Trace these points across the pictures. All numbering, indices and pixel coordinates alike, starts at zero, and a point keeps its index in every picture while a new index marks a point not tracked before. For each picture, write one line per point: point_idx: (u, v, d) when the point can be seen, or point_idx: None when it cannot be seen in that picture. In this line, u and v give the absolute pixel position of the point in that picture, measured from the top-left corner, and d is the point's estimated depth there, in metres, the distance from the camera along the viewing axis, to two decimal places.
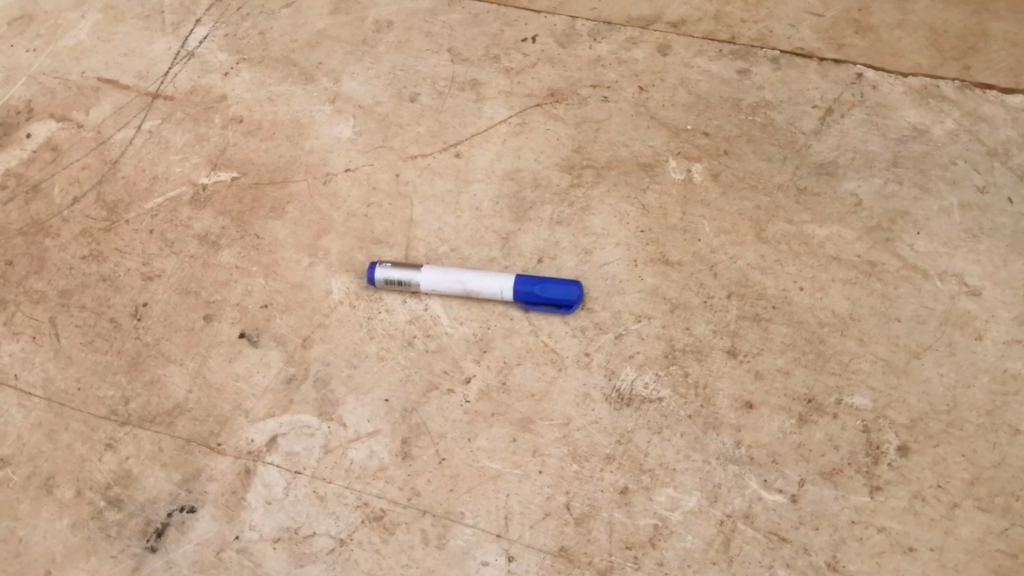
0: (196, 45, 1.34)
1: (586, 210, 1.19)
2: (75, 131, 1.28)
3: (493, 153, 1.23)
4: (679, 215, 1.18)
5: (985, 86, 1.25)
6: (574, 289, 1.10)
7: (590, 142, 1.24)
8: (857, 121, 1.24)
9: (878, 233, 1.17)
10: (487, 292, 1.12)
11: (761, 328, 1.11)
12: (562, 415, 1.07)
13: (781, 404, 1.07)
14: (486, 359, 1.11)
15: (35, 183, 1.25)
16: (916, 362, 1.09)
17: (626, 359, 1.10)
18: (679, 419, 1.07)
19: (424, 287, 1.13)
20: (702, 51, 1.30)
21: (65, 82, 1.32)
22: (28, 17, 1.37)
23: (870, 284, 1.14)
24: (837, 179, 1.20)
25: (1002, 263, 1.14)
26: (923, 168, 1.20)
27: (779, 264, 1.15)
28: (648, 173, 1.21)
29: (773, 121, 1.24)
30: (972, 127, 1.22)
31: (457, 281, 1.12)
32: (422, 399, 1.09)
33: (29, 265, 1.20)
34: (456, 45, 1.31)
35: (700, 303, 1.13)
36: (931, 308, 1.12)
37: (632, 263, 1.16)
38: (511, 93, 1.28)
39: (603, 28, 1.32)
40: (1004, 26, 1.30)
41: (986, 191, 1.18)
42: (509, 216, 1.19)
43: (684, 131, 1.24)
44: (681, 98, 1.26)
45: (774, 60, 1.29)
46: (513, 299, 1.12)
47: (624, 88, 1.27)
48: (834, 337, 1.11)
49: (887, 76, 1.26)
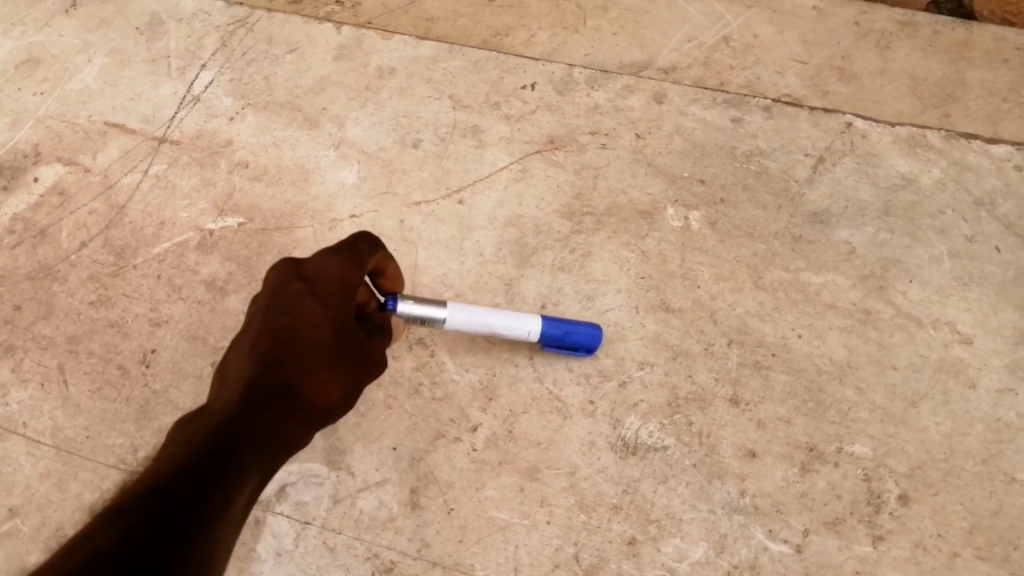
0: (202, 88, 1.35)
1: (587, 256, 1.22)
2: (82, 175, 1.30)
3: (495, 200, 1.26)
4: (678, 262, 1.21)
5: (970, 135, 1.28)
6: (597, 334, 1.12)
7: (589, 189, 1.26)
8: (848, 170, 1.26)
9: (872, 281, 1.20)
10: (513, 334, 1.10)
11: (762, 375, 1.15)
12: (569, 464, 1.11)
13: (784, 452, 1.11)
14: (493, 408, 1.14)
15: (42, 228, 1.26)
16: (913, 411, 1.13)
17: (631, 408, 1.14)
18: (685, 468, 1.11)
19: (447, 324, 1.07)
20: (696, 99, 1.31)
21: (72, 126, 1.33)
22: (34, 60, 1.39)
23: (866, 332, 1.17)
24: (831, 228, 1.23)
25: (991, 311, 1.18)
26: (914, 217, 1.23)
27: (777, 311, 1.18)
28: (647, 220, 1.24)
29: (767, 169, 1.27)
30: (958, 177, 1.25)
31: (483, 321, 1.08)
32: (430, 447, 1.13)
33: (36, 310, 1.21)
34: (458, 91, 1.33)
35: (702, 350, 1.16)
36: (926, 356, 1.16)
37: (633, 309, 1.19)
38: (512, 139, 1.30)
39: (600, 75, 1.33)
40: (980, 75, 1.34)
41: (974, 240, 1.22)
42: (511, 262, 1.22)
43: (681, 178, 1.26)
44: (678, 145, 1.28)
45: (766, 108, 1.31)
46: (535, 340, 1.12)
47: (622, 135, 1.29)
48: (833, 386, 1.15)
49: (875, 125, 1.29)
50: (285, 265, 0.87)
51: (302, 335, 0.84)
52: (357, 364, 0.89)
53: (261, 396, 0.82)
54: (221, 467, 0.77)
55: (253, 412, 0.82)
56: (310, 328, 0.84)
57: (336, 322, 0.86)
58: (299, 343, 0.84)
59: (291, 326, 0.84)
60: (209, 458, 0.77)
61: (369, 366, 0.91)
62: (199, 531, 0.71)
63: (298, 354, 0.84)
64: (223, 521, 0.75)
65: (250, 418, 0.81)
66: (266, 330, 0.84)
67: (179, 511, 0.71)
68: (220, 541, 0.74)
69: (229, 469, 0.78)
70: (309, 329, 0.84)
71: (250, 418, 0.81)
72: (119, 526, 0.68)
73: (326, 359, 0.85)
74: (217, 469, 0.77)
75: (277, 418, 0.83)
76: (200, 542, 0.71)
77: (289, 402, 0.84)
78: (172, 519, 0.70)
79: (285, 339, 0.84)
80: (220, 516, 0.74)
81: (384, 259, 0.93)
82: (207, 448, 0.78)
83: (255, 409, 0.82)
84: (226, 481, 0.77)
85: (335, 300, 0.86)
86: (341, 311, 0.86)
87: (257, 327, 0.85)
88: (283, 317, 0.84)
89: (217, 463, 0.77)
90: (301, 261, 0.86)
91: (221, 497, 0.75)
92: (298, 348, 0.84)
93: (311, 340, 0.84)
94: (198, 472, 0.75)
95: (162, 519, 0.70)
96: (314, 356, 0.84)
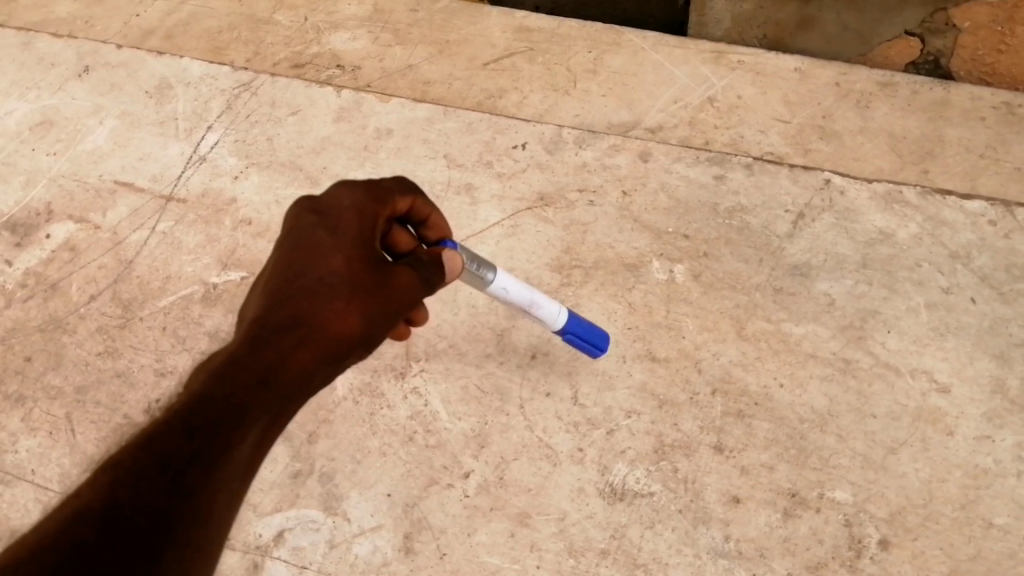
0: (208, 149, 1.41)
1: (576, 308, 1.27)
2: (92, 232, 1.36)
3: (488, 254, 1.32)
4: (664, 313, 1.26)
5: (945, 192, 1.32)
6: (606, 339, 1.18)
7: (578, 244, 1.31)
8: (826, 225, 1.31)
9: (851, 331, 1.24)
10: (545, 315, 1.09)
11: (746, 423, 1.19)
12: (558, 509, 1.15)
13: (767, 497, 1.15)
14: (484, 455, 1.19)
15: (53, 282, 1.32)
16: (893, 458, 1.16)
17: (619, 454, 1.18)
18: (671, 513, 1.14)
19: (493, 287, 1.02)
20: (680, 157, 1.37)
21: (83, 185, 1.40)
22: (48, 122, 1.47)
23: (847, 381, 1.21)
24: (811, 280, 1.27)
25: (968, 361, 1.21)
26: (891, 270, 1.27)
27: (759, 361, 1.22)
28: (634, 273, 1.29)
29: (748, 224, 1.32)
30: (934, 231, 1.29)
31: (529, 294, 1.05)
32: (423, 494, 1.17)
33: (46, 360, 1.26)
34: (452, 151, 1.39)
35: (687, 399, 1.20)
36: (904, 404, 1.19)
37: (621, 359, 1.23)
38: (503, 196, 1.35)
39: (588, 135, 1.39)
40: (958, 132, 1.38)
41: (950, 291, 1.25)
42: (503, 313, 1.28)
43: (666, 233, 1.31)
44: (663, 202, 1.34)
45: (748, 166, 1.36)
46: (559, 327, 1.11)
47: (609, 192, 1.35)
48: (814, 433, 1.18)
49: (852, 182, 1.33)
50: (305, 202, 0.88)
51: (312, 266, 0.84)
52: (378, 296, 0.85)
53: (267, 330, 0.81)
54: (230, 402, 0.75)
55: (260, 345, 0.79)
56: (319, 257, 0.84)
57: (350, 250, 0.85)
58: (311, 272, 0.83)
59: (303, 260, 0.84)
60: (211, 392, 0.75)
61: (393, 299, 0.86)
62: (204, 477, 0.70)
63: (310, 284, 0.83)
64: (227, 466, 0.73)
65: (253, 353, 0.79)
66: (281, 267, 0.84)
67: (182, 453, 0.70)
68: (218, 492, 0.71)
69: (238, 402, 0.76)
70: (322, 260, 0.84)
71: (256, 352, 0.79)
72: (101, 489, 0.65)
73: (340, 286, 0.83)
74: (224, 402, 0.75)
75: (286, 353, 0.80)
76: (192, 499, 0.69)
77: (299, 333, 0.81)
78: (164, 476, 0.68)
79: (298, 268, 0.84)
80: (221, 453, 0.72)
81: (420, 204, 0.93)
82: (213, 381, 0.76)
83: (262, 342, 0.80)
84: (233, 414, 0.75)
85: (348, 230, 0.85)
86: (358, 239, 0.85)
87: (275, 261, 0.86)
88: (295, 251, 0.85)
89: (225, 396, 0.75)
90: (318, 197, 0.88)
91: (219, 440, 0.73)
92: (309, 279, 0.83)
93: (322, 269, 0.83)
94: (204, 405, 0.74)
95: (155, 475, 0.68)
96: (327, 283, 0.83)
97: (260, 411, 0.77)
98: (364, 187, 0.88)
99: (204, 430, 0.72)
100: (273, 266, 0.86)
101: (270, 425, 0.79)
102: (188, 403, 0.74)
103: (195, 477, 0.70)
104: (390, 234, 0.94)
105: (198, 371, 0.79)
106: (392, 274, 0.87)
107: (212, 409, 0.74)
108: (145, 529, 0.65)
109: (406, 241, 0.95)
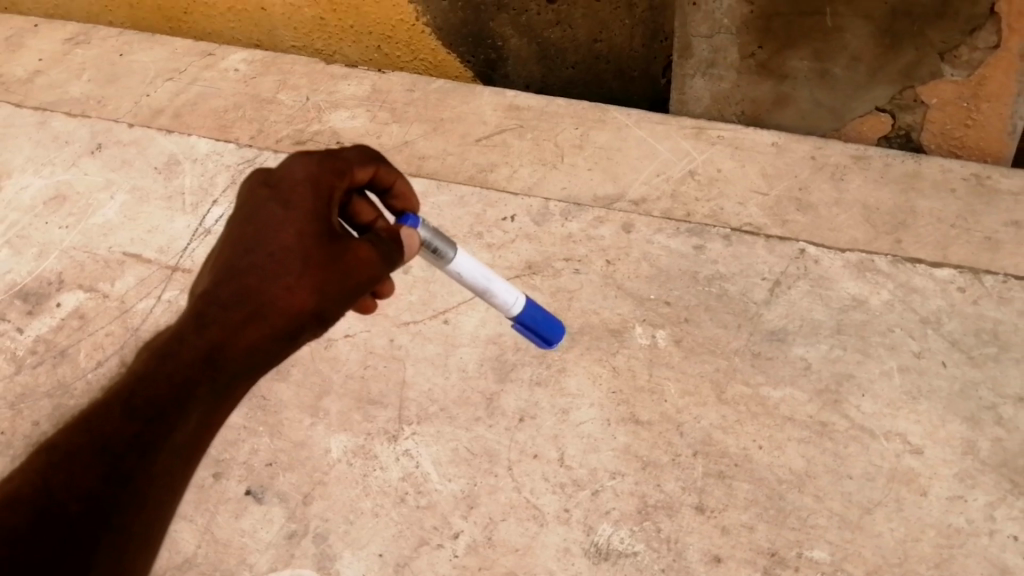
0: (213, 222, 1.48)
1: (562, 371, 1.32)
2: (101, 300, 1.42)
3: (478, 320, 1.39)
4: (647, 377, 1.31)
5: (915, 259, 1.38)
6: (558, 327, 1.16)
7: (564, 309, 1.37)
8: (802, 292, 1.37)
9: (827, 395, 1.28)
10: (501, 300, 1.09)
11: (726, 484, 1.22)
12: (544, 569, 1.18)
13: (747, 557, 1.17)
14: (473, 515, 1.23)
15: (62, 348, 1.38)
16: (868, 517, 1.19)
17: (604, 515, 1.21)
18: (654, 572, 1.17)
19: (451, 266, 1.05)
20: (661, 228, 1.44)
21: (94, 256, 1.47)
22: (62, 197, 1.55)
23: (823, 443, 1.25)
24: (787, 345, 1.32)
25: (940, 423, 1.25)
26: (864, 335, 1.32)
27: (739, 424, 1.27)
28: (617, 338, 1.34)
29: (727, 291, 1.37)
30: (905, 298, 1.35)
31: (483, 278, 1.07)
32: (413, 554, 1.21)
33: (52, 424, 1.30)
34: (445, 222, 1.47)
35: (669, 460, 1.25)
36: (879, 465, 1.22)
37: (605, 422, 1.28)
38: (493, 265, 1.42)
39: (574, 208, 1.46)
40: (929, 203, 1.44)
41: (922, 355, 1.30)
42: (492, 377, 1.33)
43: (648, 300, 1.37)
44: (645, 271, 1.40)
45: (726, 237, 1.42)
46: (514, 313, 1.12)
47: (593, 260, 1.41)
48: (793, 494, 1.21)
49: (826, 251, 1.40)
50: (261, 176, 0.94)
51: (263, 243, 0.89)
52: (329, 270, 0.90)
53: (214, 308, 0.87)
54: (174, 380, 0.83)
55: (207, 324, 0.86)
56: (268, 233, 0.90)
57: (300, 225, 0.90)
58: (260, 249, 0.89)
59: (255, 235, 0.90)
60: (156, 372, 0.84)
61: (350, 272, 0.91)
62: (138, 461, 0.79)
63: (260, 260, 0.89)
64: (170, 445, 0.82)
65: (201, 332, 0.86)
66: (235, 241, 0.90)
67: (119, 436, 0.79)
68: (158, 466, 0.80)
69: (184, 379, 0.84)
70: (272, 236, 0.89)
71: (201, 332, 0.86)
72: (34, 474, 0.76)
73: (288, 262, 0.89)
74: (167, 382, 0.83)
75: (235, 330, 0.87)
76: (127, 481, 0.78)
77: (245, 311, 0.87)
78: (99, 459, 0.78)
79: (251, 243, 0.90)
80: (162, 430, 0.81)
81: (382, 172, 0.99)
82: (161, 360, 0.84)
83: (209, 319, 0.87)
84: (177, 393, 0.83)
85: (300, 204, 0.91)
86: (308, 214, 0.90)
87: (229, 234, 0.92)
88: (249, 227, 0.90)
89: (170, 374, 0.84)
90: (274, 169, 0.94)
91: (159, 418, 0.81)
92: (259, 255, 0.89)
93: (271, 246, 0.89)
94: (148, 385, 0.82)
95: (89, 457, 0.78)
96: (277, 260, 0.89)
97: (203, 390, 0.85)
98: (318, 160, 0.94)
99: (142, 414, 0.81)
100: (228, 239, 0.92)
101: (224, 395, 0.87)
102: (131, 383, 0.83)
103: (128, 461, 0.79)
104: (352, 205, 1.01)
105: (150, 349, 0.87)
106: (349, 249, 0.91)
107: (152, 391, 0.82)
108: (77, 512, 0.75)
109: (368, 211, 1.02)
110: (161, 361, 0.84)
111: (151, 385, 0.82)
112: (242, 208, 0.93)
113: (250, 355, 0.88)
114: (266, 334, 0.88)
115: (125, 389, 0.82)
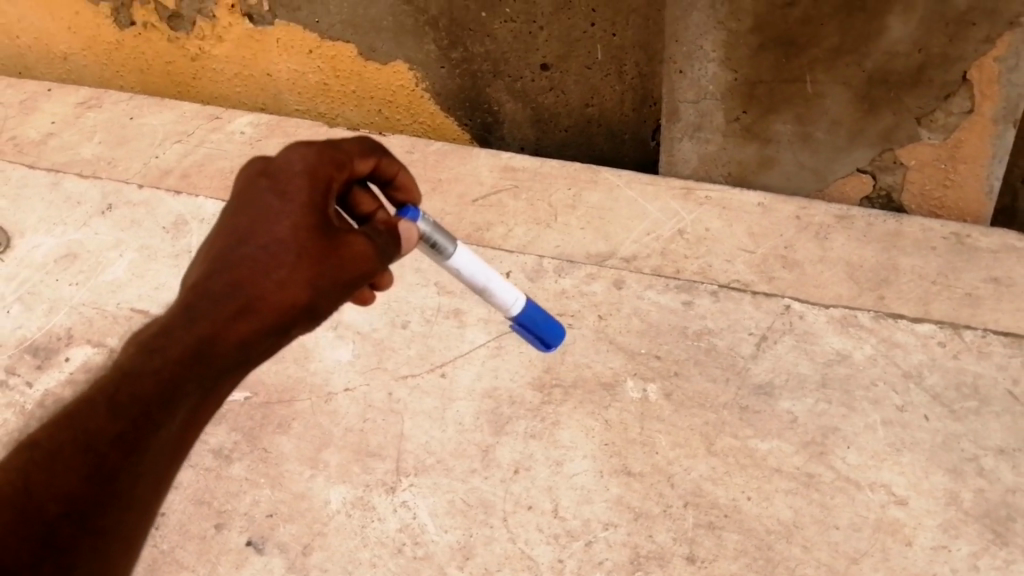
0: None
1: (556, 424, 1.36)
2: (109, 355, 1.46)
3: (473, 373, 1.42)
4: (638, 430, 1.35)
5: (897, 315, 1.43)
6: (558, 330, 1.19)
7: (558, 364, 1.41)
8: (787, 346, 1.41)
9: (813, 447, 1.32)
10: (501, 300, 1.12)
11: (716, 535, 1.26)
12: None
13: None
14: (469, 565, 1.26)
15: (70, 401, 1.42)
16: (854, 567, 1.22)
17: (597, 565, 1.24)
18: None
19: (451, 262, 1.08)
20: (651, 285, 1.49)
21: (102, 312, 1.52)
22: (73, 254, 1.60)
23: (810, 494, 1.28)
24: (774, 398, 1.36)
25: (923, 475, 1.28)
26: (849, 388, 1.36)
27: (727, 475, 1.30)
28: (609, 391, 1.38)
29: (715, 345, 1.42)
30: (888, 352, 1.39)
31: (482, 275, 1.09)
32: None
33: None
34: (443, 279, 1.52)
35: (661, 511, 1.28)
36: (865, 516, 1.26)
37: (598, 474, 1.32)
38: (489, 319, 1.47)
39: (567, 265, 1.52)
40: (910, 260, 1.49)
41: (905, 408, 1.34)
42: (488, 430, 1.37)
43: (639, 354, 1.42)
44: (635, 326, 1.44)
45: (713, 293, 1.47)
46: (513, 313, 1.14)
47: (586, 316, 1.46)
48: (781, 544, 1.24)
49: (811, 307, 1.45)
50: (258, 165, 0.91)
51: (256, 234, 0.86)
52: (324, 263, 0.87)
53: (205, 301, 0.83)
54: (162, 376, 0.81)
55: (196, 319, 0.83)
56: (263, 225, 0.86)
57: (296, 217, 0.87)
58: (254, 242, 0.86)
59: (247, 227, 0.86)
60: (144, 368, 0.80)
61: (345, 266, 0.89)
62: (122, 459, 0.78)
63: (252, 253, 0.85)
64: (156, 442, 0.80)
65: (190, 325, 0.82)
66: (228, 231, 0.87)
67: (103, 436, 0.78)
68: (141, 466, 0.80)
69: (173, 375, 0.81)
70: (266, 227, 0.86)
71: (189, 325, 0.82)
72: (18, 474, 0.76)
73: (283, 253, 0.85)
74: (154, 379, 0.80)
75: (223, 323, 0.83)
76: (111, 480, 0.78)
77: (238, 304, 0.84)
78: (84, 458, 0.77)
79: (244, 234, 0.86)
80: (150, 427, 0.80)
81: (384, 164, 0.97)
82: (148, 355, 0.81)
83: (198, 313, 0.83)
84: (166, 388, 0.81)
85: (297, 196, 0.87)
86: (306, 207, 0.87)
87: (223, 224, 0.88)
88: (242, 218, 0.87)
89: (158, 369, 0.81)
90: (271, 158, 0.91)
91: (145, 417, 0.79)
92: (252, 248, 0.85)
93: (265, 238, 0.86)
94: (135, 381, 0.80)
95: (73, 457, 0.77)
96: (271, 253, 0.85)
97: (192, 386, 0.82)
98: (316, 151, 0.90)
99: (128, 413, 0.79)
100: (221, 232, 0.88)
101: (212, 390, 0.85)
102: (117, 378, 0.80)
103: (113, 460, 0.78)
104: (352, 196, 0.98)
105: (135, 342, 0.83)
106: (346, 243, 0.89)
107: (139, 387, 0.79)
108: (57, 513, 0.75)
109: (368, 204, 0.99)
110: (148, 356, 0.81)
111: (139, 381, 0.80)
112: (238, 197, 0.89)
113: (240, 351, 0.84)
114: (257, 329, 0.85)
115: (112, 385, 0.80)
